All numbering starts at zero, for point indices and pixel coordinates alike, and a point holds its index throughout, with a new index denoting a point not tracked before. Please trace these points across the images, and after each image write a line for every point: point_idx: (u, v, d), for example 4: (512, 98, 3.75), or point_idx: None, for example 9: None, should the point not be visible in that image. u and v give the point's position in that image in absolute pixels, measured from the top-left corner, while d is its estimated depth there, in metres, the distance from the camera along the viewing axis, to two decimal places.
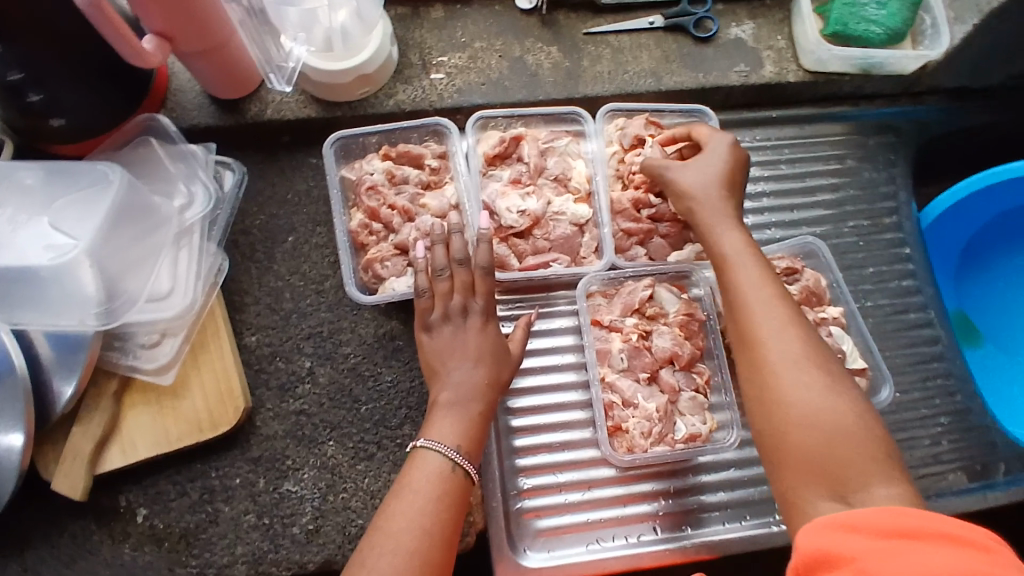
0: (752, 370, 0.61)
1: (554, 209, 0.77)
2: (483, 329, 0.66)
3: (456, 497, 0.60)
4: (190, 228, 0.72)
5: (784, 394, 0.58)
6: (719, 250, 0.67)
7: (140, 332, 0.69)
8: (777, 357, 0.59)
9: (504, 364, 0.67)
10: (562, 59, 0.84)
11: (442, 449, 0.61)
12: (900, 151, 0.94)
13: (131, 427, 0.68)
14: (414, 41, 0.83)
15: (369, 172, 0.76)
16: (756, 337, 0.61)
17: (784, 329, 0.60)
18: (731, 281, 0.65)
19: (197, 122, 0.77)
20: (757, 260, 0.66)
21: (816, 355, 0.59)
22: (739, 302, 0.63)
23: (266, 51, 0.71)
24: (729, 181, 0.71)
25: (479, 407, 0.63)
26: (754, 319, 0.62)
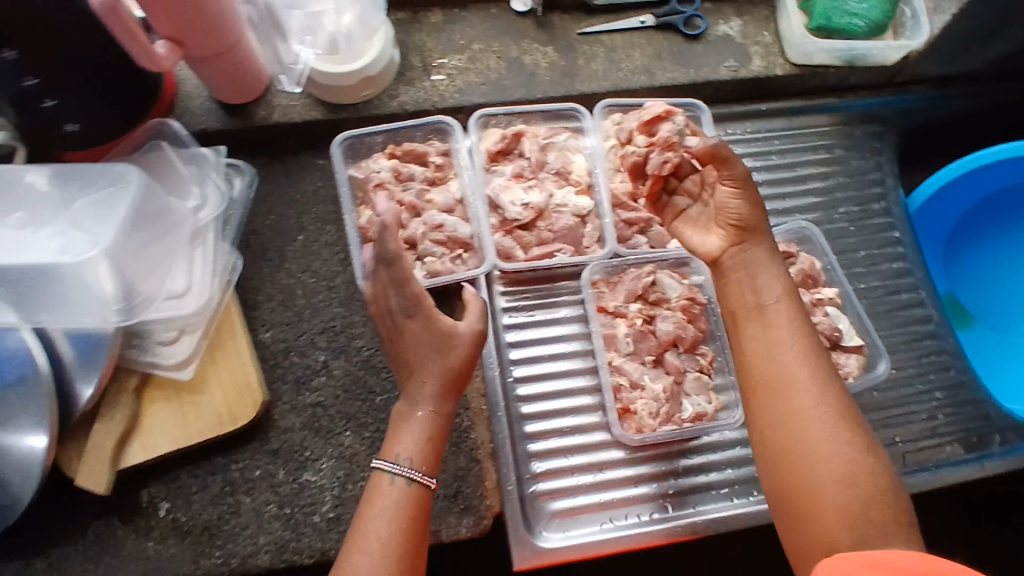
0: (786, 421, 0.57)
1: (556, 201, 0.80)
2: (418, 321, 0.63)
3: (417, 509, 0.59)
4: (204, 229, 0.74)
5: (820, 453, 0.55)
6: (756, 293, 0.62)
7: (158, 330, 0.71)
8: (816, 414, 0.57)
9: (457, 352, 0.63)
10: (558, 58, 0.87)
11: (394, 467, 0.60)
12: (884, 139, 0.98)
13: (152, 422, 0.70)
14: (414, 44, 0.85)
15: (376, 170, 0.78)
16: (795, 392, 0.58)
17: (825, 385, 0.58)
18: (769, 329, 0.60)
19: (206, 126, 0.79)
20: (796, 308, 0.61)
21: (851, 414, 0.57)
22: (780, 352, 0.59)
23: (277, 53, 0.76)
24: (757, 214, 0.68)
25: (426, 408, 0.62)
26: (794, 373, 0.58)
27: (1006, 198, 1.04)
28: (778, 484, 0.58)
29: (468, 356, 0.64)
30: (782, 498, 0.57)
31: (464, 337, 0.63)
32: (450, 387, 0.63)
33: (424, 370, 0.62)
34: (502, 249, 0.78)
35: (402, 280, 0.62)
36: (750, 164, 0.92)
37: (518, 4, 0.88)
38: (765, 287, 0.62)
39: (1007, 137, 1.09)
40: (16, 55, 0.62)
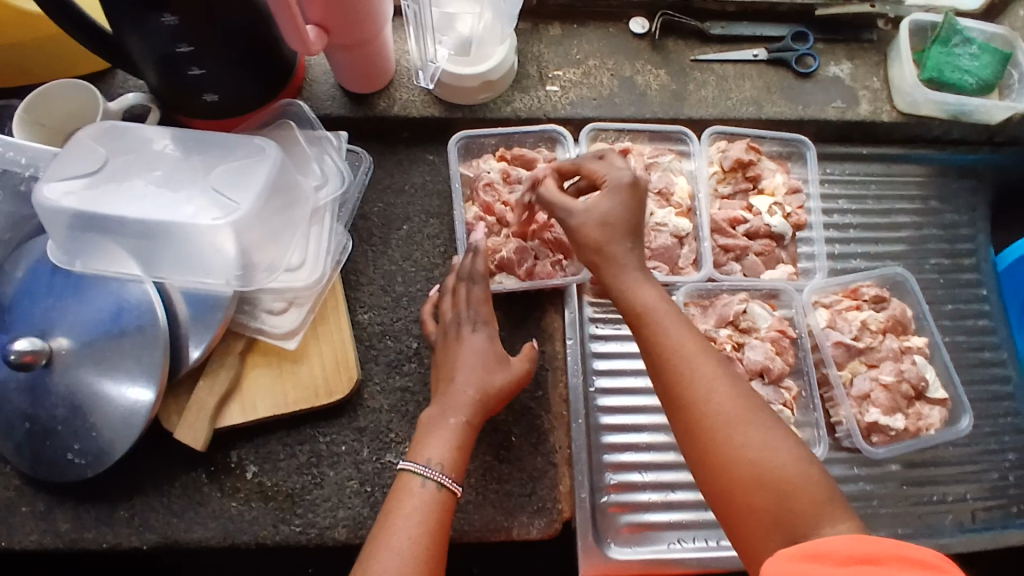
0: (691, 433, 0.58)
1: (656, 220, 0.81)
2: (478, 337, 0.68)
3: (439, 512, 0.60)
4: (322, 207, 0.76)
5: (729, 452, 0.55)
6: (634, 304, 0.64)
7: (269, 299, 0.74)
8: (717, 415, 0.57)
9: (506, 375, 0.68)
10: (669, 81, 0.89)
11: (423, 471, 0.61)
12: (979, 195, 0.97)
13: (251, 386, 0.73)
14: (532, 54, 0.88)
15: (486, 170, 0.81)
16: (690, 399, 0.58)
17: (716, 381, 0.58)
18: (655, 338, 0.61)
19: (330, 112, 0.83)
20: (670, 310, 0.63)
21: (748, 404, 0.57)
22: (669, 362, 0.60)
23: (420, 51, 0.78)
24: (629, 231, 0.66)
25: (462, 416, 0.65)
26: (686, 376, 0.59)
27: None
28: (709, 496, 0.57)
29: (508, 385, 0.68)
30: (716, 509, 0.57)
31: (513, 371, 0.69)
32: (489, 406, 0.67)
33: (465, 380, 0.66)
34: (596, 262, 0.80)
35: (480, 299, 0.70)
36: (844, 206, 0.93)
37: (636, 25, 0.90)
38: (640, 296, 0.64)
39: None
40: (176, 20, 0.65)
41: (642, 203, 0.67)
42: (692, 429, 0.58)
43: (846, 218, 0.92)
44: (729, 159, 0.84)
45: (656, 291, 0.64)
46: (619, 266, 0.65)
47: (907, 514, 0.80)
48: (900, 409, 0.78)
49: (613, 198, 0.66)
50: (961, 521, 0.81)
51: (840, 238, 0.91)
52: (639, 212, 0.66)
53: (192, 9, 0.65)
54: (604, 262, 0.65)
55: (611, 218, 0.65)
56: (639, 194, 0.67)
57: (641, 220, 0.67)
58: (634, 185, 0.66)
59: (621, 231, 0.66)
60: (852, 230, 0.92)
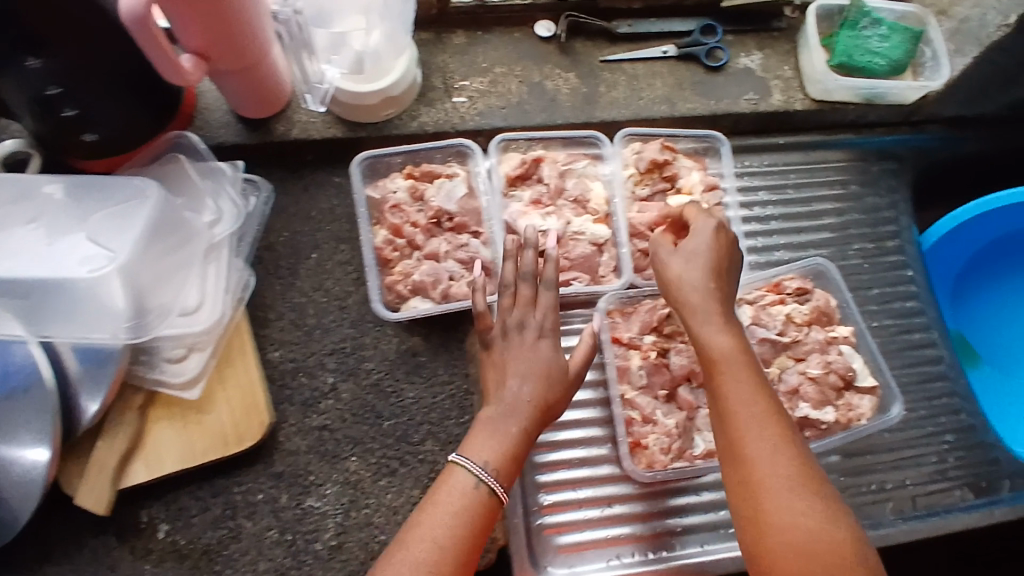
0: (748, 488, 0.58)
1: (573, 229, 0.79)
2: (546, 345, 0.68)
3: (483, 515, 0.60)
4: (219, 244, 0.72)
5: (781, 518, 0.56)
6: (711, 350, 0.64)
7: (167, 347, 0.70)
8: (774, 478, 0.58)
9: (561, 382, 0.68)
10: (579, 84, 0.86)
11: (471, 466, 0.62)
12: (900, 176, 0.97)
13: (155, 441, 0.69)
14: (437, 65, 0.85)
15: (393, 190, 0.77)
16: (750, 455, 0.59)
17: (780, 446, 0.59)
18: (727, 387, 0.62)
19: (225, 140, 0.79)
20: (747, 362, 0.64)
21: (807, 475, 0.58)
22: (737, 414, 0.61)
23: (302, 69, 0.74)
24: (710, 274, 0.68)
25: (521, 423, 0.64)
26: (749, 436, 0.60)
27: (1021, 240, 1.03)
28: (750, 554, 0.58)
29: (560, 397, 0.68)
30: (754, 569, 0.57)
31: (569, 378, 0.68)
32: (542, 413, 0.66)
33: (521, 387, 0.66)
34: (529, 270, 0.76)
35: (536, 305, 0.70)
36: (765, 198, 0.92)
37: (542, 28, 0.88)
38: (718, 342, 0.64)
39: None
40: (41, 63, 0.61)
41: (728, 254, 0.70)
42: (746, 485, 0.59)
43: (767, 210, 0.91)
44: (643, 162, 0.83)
45: (735, 343, 0.65)
46: (699, 312, 0.67)
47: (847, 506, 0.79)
48: (829, 402, 0.78)
49: (696, 241, 0.70)
50: (902, 508, 0.81)
51: (763, 230, 0.90)
52: (723, 259, 0.69)
53: (59, 52, 0.61)
54: (682, 305, 0.68)
55: (698, 263, 0.68)
56: (724, 240, 0.70)
57: (727, 264, 0.70)
58: (717, 232, 0.70)
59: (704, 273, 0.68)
60: (774, 222, 0.91)
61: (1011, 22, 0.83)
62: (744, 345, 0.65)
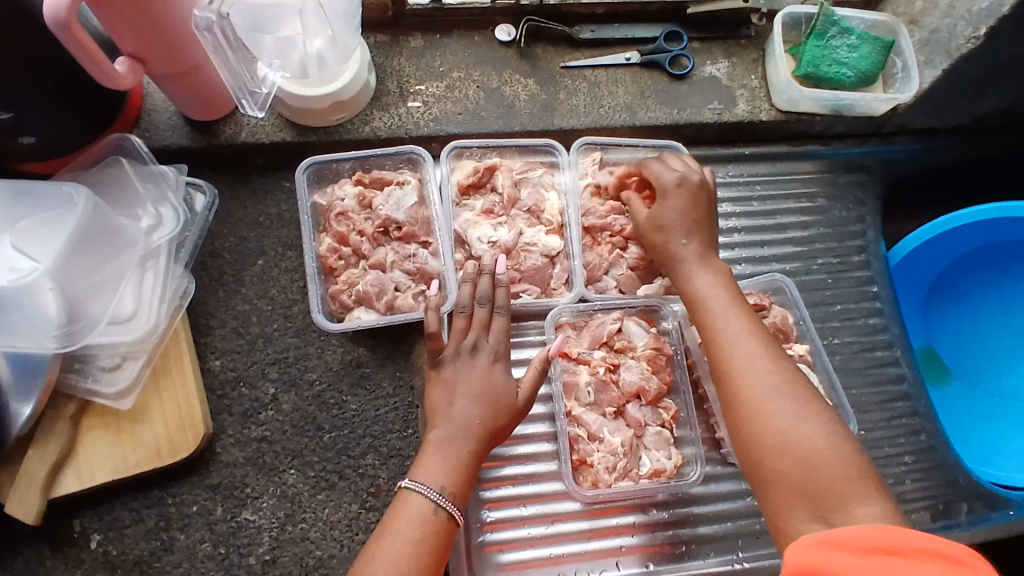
0: (734, 404, 0.61)
1: (525, 240, 0.78)
2: (499, 368, 0.68)
3: (443, 542, 0.60)
4: (157, 250, 0.72)
5: (764, 423, 0.59)
6: (692, 289, 0.69)
7: (101, 355, 0.69)
8: (755, 388, 0.60)
9: (511, 406, 0.66)
10: (539, 91, 0.85)
11: (425, 491, 0.61)
12: (869, 189, 0.95)
13: (88, 451, 0.67)
14: (392, 69, 0.83)
15: (340, 197, 0.75)
16: (733, 370, 0.62)
17: (759, 359, 0.62)
18: (709, 318, 0.66)
19: (171, 142, 0.77)
20: (727, 294, 0.68)
21: (788, 384, 0.60)
22: (719, 339, 0.64)
23: (239, 77, 0.70)
24: (688, 225, 0.72)
25: (470, 445, 0.63)
26: (730, 353, 0.63)
27: (996, 253, 1.01)
28: (747, 468, 0.60)
29: (509, 420, 0.67)
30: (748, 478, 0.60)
31: (516, 404, 0.67)
32: (491, 435, 0.65)
33: (469, 408, 0.65)
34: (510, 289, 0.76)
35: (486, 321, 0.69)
36: (729, 210, 0.90)
37: (501, 33, 0.86)
38: (698, 281, 0.69)
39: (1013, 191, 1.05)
40: None
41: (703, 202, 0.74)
42: (730, 400, 0.62)
43: (731, 222, 0.90)
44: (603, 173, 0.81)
45: (715, 279, 0.69)
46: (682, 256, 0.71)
47: None
48: None
49: (669, 199, 0.73)
50: None
51: (725, 243, 0.89)
52: (696, 210, 0.72)
53: None
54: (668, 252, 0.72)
55: (672, 221, 0.72)
56: (695, 191, 0.73)
57: (704, 216, 0.73)
58: (683, 185, 0.73)
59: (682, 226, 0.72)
60: (737, 235, 0.89)
61: (981, 35, 0.80)
62: (725, 279, 0.69)
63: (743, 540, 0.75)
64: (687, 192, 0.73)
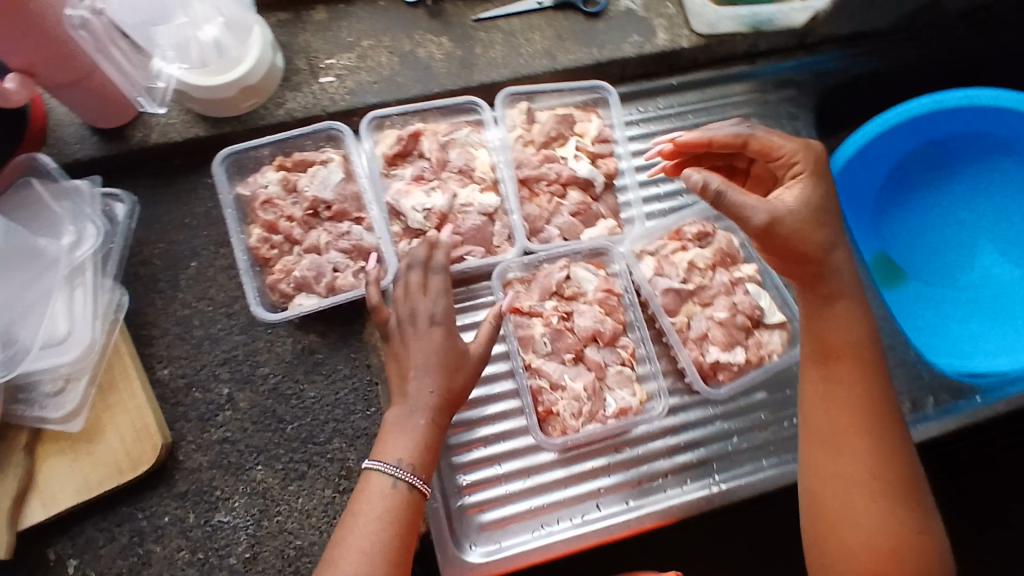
0: (830, 471, 0.63)
1: (461, 201, 0.76)
2: (437, 334, 0.66)
3: (407, 515, 0.60)
4: (82, 266, 0.70)
5: (854, 504, 0.62)
6: (827, 337, 0.66)
7: (45, 380, 0.67)
8: (860, 467, 0.62)
9: (463, 369, 0.66)
10: (454, 48, 0.83)
11: (384, 469, 0.61)
12: (800, 104, 0.95)
13: (48, 478, 0.66)
14: (299, 46, 0.80)
15: (264, 185, 0.73)
16: (843, 443, 0.63)
17: (874, 440, 0.63)
18: (837, 378, 0.65)
19: (81, 155, 0.74)
20: (863, 357, 0.65)
21: (893, 476, 0.62)
22: (840, 404, 0.64)
23: (128, 73, 0.68)
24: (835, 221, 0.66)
25: (429, 416, 0.63)
26: (847, 427, 0.63)
27: (928, 153, 1.02)
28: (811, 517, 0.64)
29: (468, 380, 0.66)
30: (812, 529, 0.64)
31: (472, 364, 0.66)
32: (449, 402, 0.64)
33: (426, 380, 0.64)
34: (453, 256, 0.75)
35: (430, 288, 0.68)
36: None
37: None
38: (837, 327, 0.65)
39: (942, 85, 1.05)
40: None
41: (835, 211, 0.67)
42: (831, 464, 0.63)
43: None
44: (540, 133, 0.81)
45: (854, 324, 0.65)
46: (829, 274, 0.65)
47: (772, 443, 0.77)
48: (739, 342, 0.77)
49: (807, 186, 0.66)
50: None
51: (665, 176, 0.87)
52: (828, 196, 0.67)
53: None
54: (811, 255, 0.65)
55: (815, 212, 0.65)
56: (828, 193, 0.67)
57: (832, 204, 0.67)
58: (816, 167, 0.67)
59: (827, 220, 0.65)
60: None
61: None
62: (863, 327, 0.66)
63: (717, 464, 0.76)
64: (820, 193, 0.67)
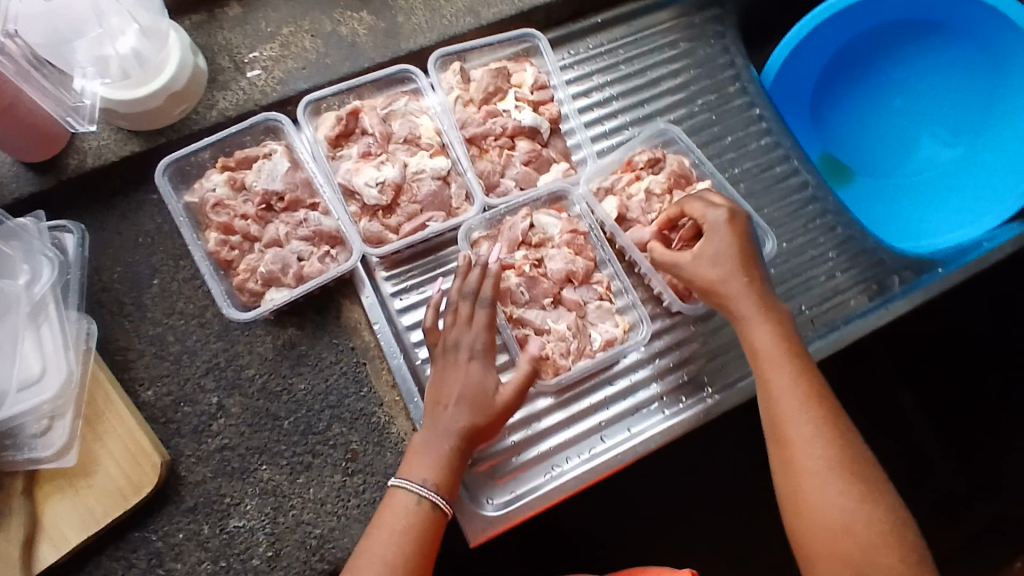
0: (787, 474, 0.62)
1: (412, 170, 0.76)
2: (474, 367, 0.67)
3: (429, 531, 0.62)
4: (43, 302, 0.68)
5: (818, 499, 0.60)
6: (752, 343, 0.67)
7: (28, 422, 0.65)
8: (812, 462, 0.61)
9: (491, 410, 0.66)
10: (376, 21, 0.82)
11: (409, 486, 0.63)
12: (725, 22, 0.97)
13: (53, 518, 0.65)
14: (219, 45, 0.79)
15: (211, 189, 0.72)
16: (793, 440, 0.63)
17: (821, 431, 0.62)
18: (770, 379, 0.65)
19: (18, 194, 0.72)
20: (793, 355, 0.65)
21: (849, 461, 0.61)
22: (779, 403, 0.64)
23: (56, 96, 0.68)
24: (739, 261, 0.69)
25: (452, 442, 0.65)
26: (792, 424, 0.63)
27: (859, 47, 1.04)
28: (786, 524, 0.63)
29: (494, 420, 0.67)
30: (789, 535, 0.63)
31: (501, 404, 0.67)
32: (474, 435, 0.66)
33: (456, 411, 0.65)
34: (414, 225, 0.75)
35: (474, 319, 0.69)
36: (601, 81, 0.89)
37: None
38: (760, 336, 0.67)
39: None
40: None
41: (747, 237, 0.70)
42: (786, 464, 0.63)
43: (606, 92, 0.89)
44: (479, 92, 0.81)
45: (777, 333, 0.66)
46: (741, 301, 0.68)
47: None
48: None
49: (717, 236, 0.70)
50: (806, 333, 0.83)
51: (607, 113, 0.88)
52: (745, 245, 0.70)
53: None
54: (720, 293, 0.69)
55: (724, 261, 0.69)
56: (740, 227, 0.70)
57: (753, 250, 0.70)
58: (732, 221, 0.70)
59: (734, 265, 0.69)
60: (616, 102, 0.89)
61: None
62: (787, 331, 0.67)
63: (707, 377, 0.78)
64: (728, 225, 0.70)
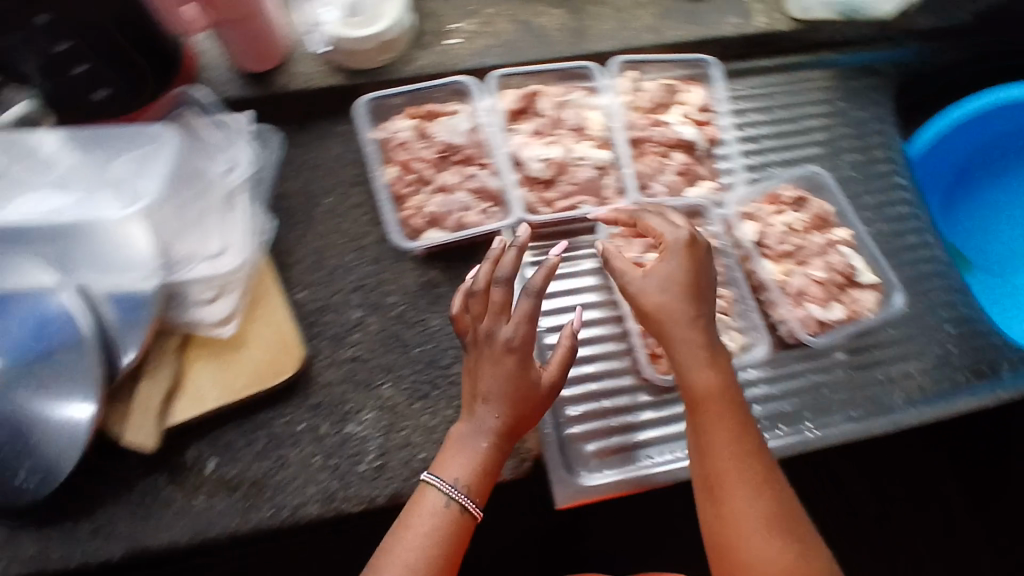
0: (720, 526, 0.62)
1: (575, 155, 0.82)
2: (512, 362, 0.65)
3: (455, 536, 0.62)
4: (236, 190, 0.77)
5: (758, 557, 0.60)
6: (694, 387, 0.65)
7: (196, 289, 0.72)
8: (750, 518, 0.61)
9: (533, 398, 0.66)
10: (568, 20, 0.91)
11: (440, 488, 0.62)
12: (881, 91, 1.00)
13: (197, 381, 0.71)
14: (428, 11, 0.89)
15: (398, 130, 0.80)
16: (728, 492, 0.62)
17: (759, 489, 0.62)
18: (710, 428, 0.64)
19: (229, 94, 0.82)
20: (733, 406, 0.65)
21: (789, 518, 0.62)
22: (716, 455, 0.63)
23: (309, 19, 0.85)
24: (686, 289, 0.67)
25: (491, 439, 0.64)
26: (732, 478, 0.62)
27: (999, 147, 1.09)
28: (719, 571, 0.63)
29: (534, 407, 0.66)
30: None
31: (541, 391, 0.66)
32: (513, 429, 0.65)
33: (491, 404, 0.64)
34: (563, 206, 0.81)
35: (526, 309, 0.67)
36: (757, 119, 0.95)
37: None
38: (700, 380, 0.65)
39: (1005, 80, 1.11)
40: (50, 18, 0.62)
41: (701, 269, 0.69)
42: (720, 519, 0.62)
43: (759, 130, 0.94)
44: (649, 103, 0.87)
45: (718, 380, 0.65)
46: (675, 336, 0.66)
47: (858, 398, 0.81)
48: (834, 299, 0.82)
49: (671, 258, 0.69)
50: (911, 394, 0.82)
51: (755, 149, 0.93)
52: (700, 275, 0.69)
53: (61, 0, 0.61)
54: (655, 319, 0.67)
55: (670, 288, 0.67)
56: (698, 255, 0.70)
57: (704, 282, 0.69)
58: (692, 249, 0.69)
59: (680, 291, 0.67)
60: (767, 140, 0.94)
61: None
62: (727, 381, 0.66)
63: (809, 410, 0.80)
64: (675, 271, 0.68)
